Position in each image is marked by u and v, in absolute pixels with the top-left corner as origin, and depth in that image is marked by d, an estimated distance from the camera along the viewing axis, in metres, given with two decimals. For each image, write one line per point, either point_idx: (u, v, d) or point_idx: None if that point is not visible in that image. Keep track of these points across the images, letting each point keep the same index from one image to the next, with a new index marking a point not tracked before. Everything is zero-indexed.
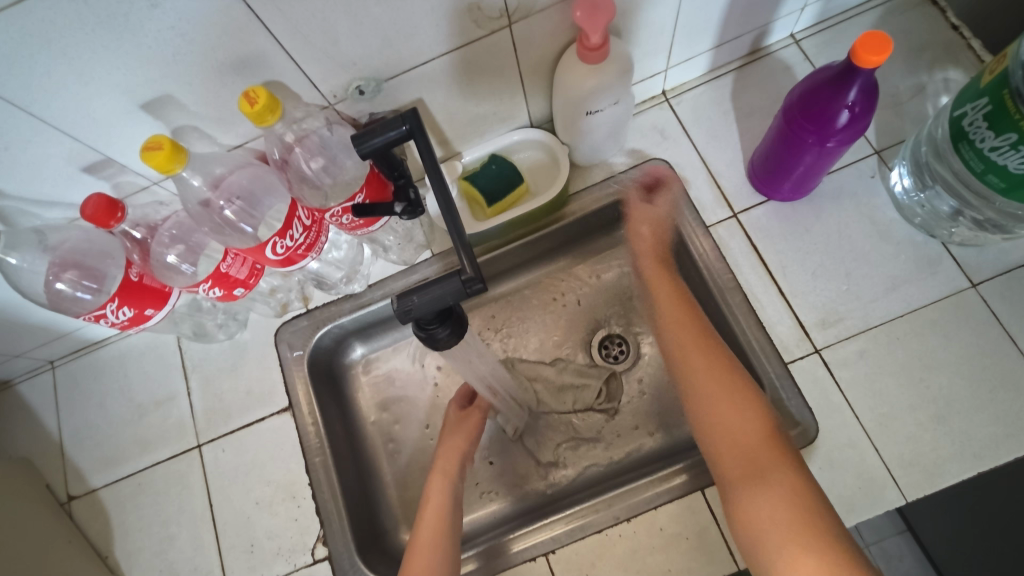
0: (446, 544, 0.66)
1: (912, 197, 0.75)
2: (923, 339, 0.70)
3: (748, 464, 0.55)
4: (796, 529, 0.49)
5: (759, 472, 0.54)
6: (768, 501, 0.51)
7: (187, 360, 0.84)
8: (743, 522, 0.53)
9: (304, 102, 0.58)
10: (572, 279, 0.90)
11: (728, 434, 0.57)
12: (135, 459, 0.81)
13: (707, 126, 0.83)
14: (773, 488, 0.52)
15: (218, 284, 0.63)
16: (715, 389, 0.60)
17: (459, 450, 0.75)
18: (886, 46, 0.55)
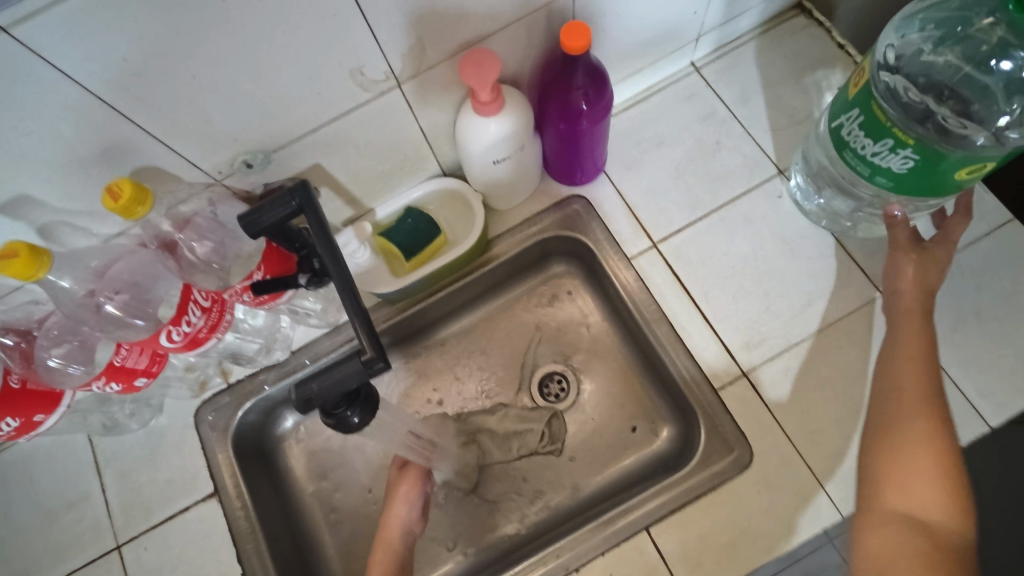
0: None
1: (811, 199, 0.79)
2: (842, 352, 0.72)
3: (914, 512, 0.49)
4: None
5: (925, 520, 0.48)
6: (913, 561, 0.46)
7: (100, 455, 0.78)
8: (881, 555, 0.48)
9: (187, 183, 0.55)
10: (506, 322, 0.88)
11: (900, 468, 0.51)
12: (46, 571, 0.74)
13: (622, 158, 0.84)
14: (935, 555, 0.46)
15: (114, 377, 0.59)
16: (912, 431, 0.53)
17: (400, 520, 0.71)
18: (584, 31, 0.58)
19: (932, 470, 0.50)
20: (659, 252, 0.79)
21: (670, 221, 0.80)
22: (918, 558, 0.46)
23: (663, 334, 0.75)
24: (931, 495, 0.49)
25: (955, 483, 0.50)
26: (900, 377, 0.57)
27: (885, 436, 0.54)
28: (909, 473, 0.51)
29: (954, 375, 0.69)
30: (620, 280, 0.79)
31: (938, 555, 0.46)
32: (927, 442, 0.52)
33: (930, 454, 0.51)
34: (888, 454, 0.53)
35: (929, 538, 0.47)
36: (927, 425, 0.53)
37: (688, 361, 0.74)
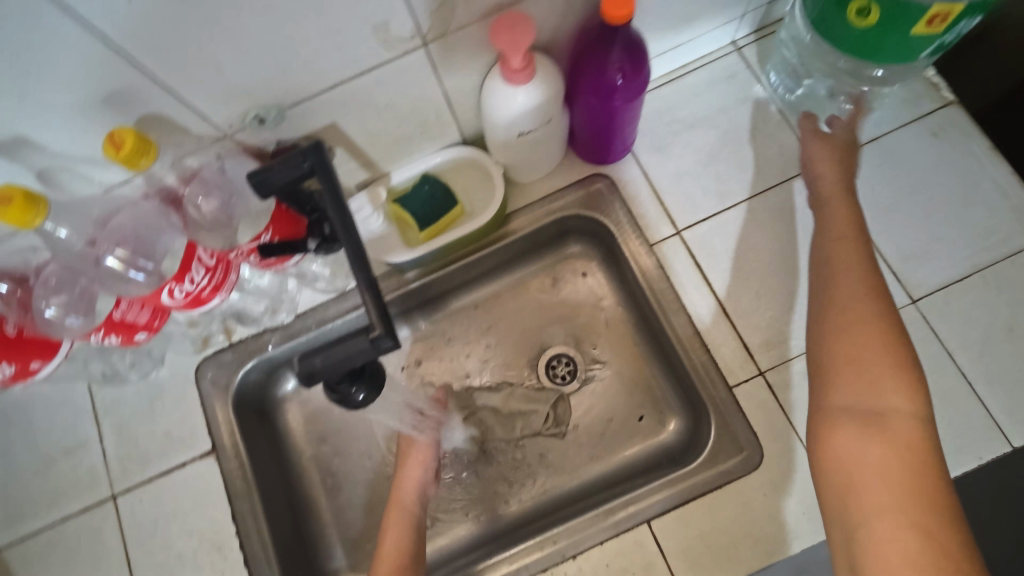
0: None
1: (791, 92, 0.80)
2: None
3: (866, 403, 0.50)
4: (899, 487, 0.45)
5: (878, 410, 0.49)
6: (870, 456, 0.47)
7: (98, 404, 0.77)
8: (846, 460, 0.48)
9: (195, 135, 0.52)
10: (521, 300, 0.86)
11: (845, 359, 0.52)
12: (43, 514, 0.74)
13: (651, 138, 0.80)
14: (889, 444, 0.47)
15: (114, 331, 0.57)
16: (849, 321, 0.54)
17: (413, 482, 0.71)
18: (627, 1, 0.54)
19: (875, 354, 0.51)
20: (683, 241, 0.76)
21: (696, 207, 0.77)
22: (880, 455, 0.47)
23: (680, 325, 0.73)
24: (881, 386, 0.50)
25: (902, 361, 0.50)
26: (836, 273, 0.58)
27: (827, 329, 0.55)
28: (856, 361, 0.52)
29: (978, 391, 0.66)
30: (640, 266, 0.76)
31: (897, 444, 0.47)
32: (870, 334, 0.52)
33: (874, 346, 0.52)
34: (837, 355, 0.53)
35: (886, 430, 0.48)
36: (866, 315, 0.54)
37: (703, 355, 0.71)
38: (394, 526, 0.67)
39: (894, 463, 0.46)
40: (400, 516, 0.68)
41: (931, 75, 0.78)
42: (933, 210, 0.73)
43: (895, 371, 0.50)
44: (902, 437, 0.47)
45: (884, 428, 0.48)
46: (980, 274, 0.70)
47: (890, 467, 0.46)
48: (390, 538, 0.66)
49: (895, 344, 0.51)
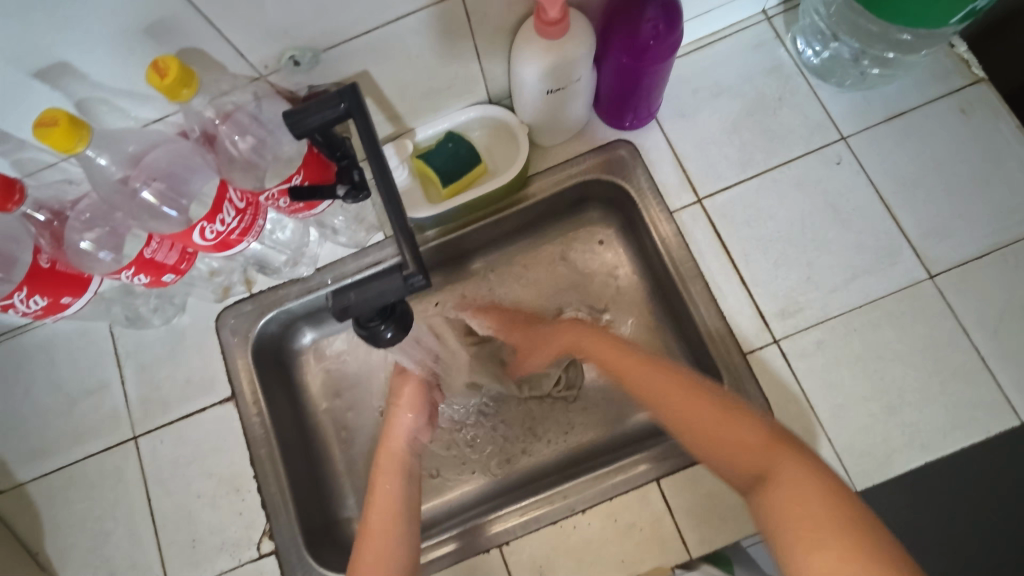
0: (405, 539, 0.63)
1: (820, 56, 0.79)
2: (879, 331, 0.69)
3: (757, 466, 0.52)
4: (815, 517, 0.45)
5: (769, 468, 0.51)
6: (782, 499, 0.47)
7: (120, 347, 0.79)
8: (768, 521, 0.48)
9: (231, 74, 0.53)
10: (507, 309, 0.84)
11: (720, 434, 0.55)
12: (66, 451, 0.76)
13: (676, 106, 0.80)
14: (789, 483, 0.48)
15: (142, 270, 0.58)
16: (676, 400, 0.60)
17: (404, 427, 0.73)
18: None
19: (718, 422, 0.56)
20: (703, 209, 0.76)
21: (718, 176, 0.77)
22: (786, 502, 0.47)
23: (697, 292, 0.74)
24: (753, 448, 0.53)
25: (733, 415, 0.56)
26: (632, 366, 0.66)
27: (677, 412, 0.59)
28: (715, 432, 0.55)
29: (990, 367, 0.67)
30: (659, 232, 0.76)
31: (796, 490, 0.48)
32: (703, 412, 0.57)
33: (722, 419, 0.56)
34: (705, 438, 0.56)
35: (779, 481, 0.49)
36: (676, 388, 0.61)
37: (719, 322, 0.72)
38: (386, 474, 0.69)
39: (802, 503, 0.47)
40: (392, 461, 0.70)
41: (962, 51, 0.77)
42: (954, 187, 0.73)
43: (733, 428, 0.55)
44: (791, 478, 0.49)
45: (777, 478, 0.49)
46: (1000, 252, 0.70)
47: (799, 508, 0.46)
48: (383, 488, 0.67)
49: (740, 412, 0.56)
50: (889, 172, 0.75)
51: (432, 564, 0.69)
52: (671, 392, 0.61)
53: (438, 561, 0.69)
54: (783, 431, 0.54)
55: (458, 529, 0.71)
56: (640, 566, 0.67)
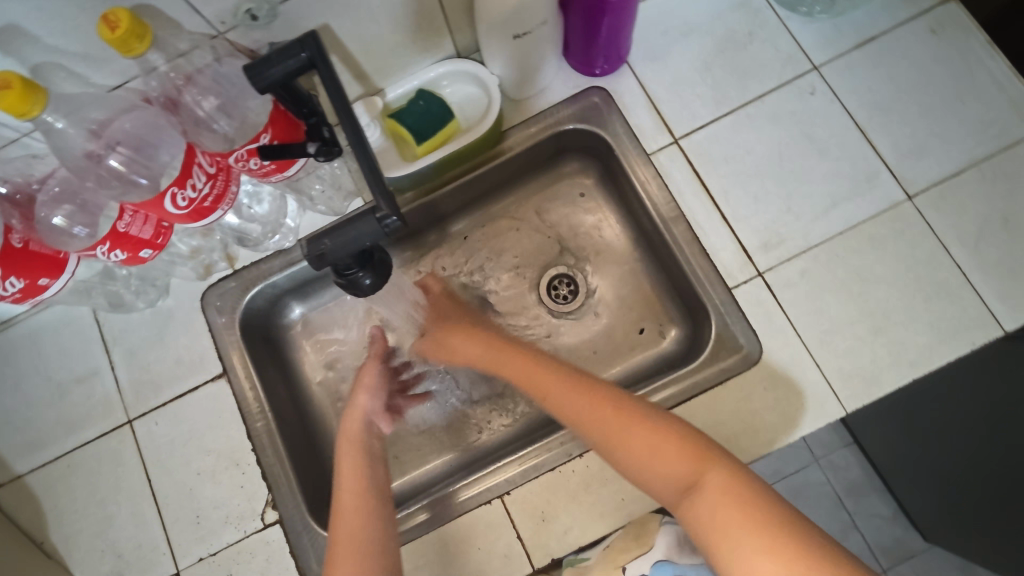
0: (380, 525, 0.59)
1: None
2: (862, 255, 0.70)
3: (683, 477, 0.52)
4: (746, 519, 0.47)
5: (694, 479, 0.51)
6: (711, 510, 0.49)
7: (107, 333, 0.78)
8: (703, 538, 0.49)
9: (187, 31, 0.52)
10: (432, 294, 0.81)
11: (640, 450, 0.55)
12: (61, 440, 0.76)
13: (646, 48, 0.79)
14: (714, 493, 0.49)
15: (118, 245, 0.57)
16: (597, 415, 0.59)
17: (362, 411, 0.71)
18: None
19: (638, 436, 0.56)
20: (680, 148, 0.76)
21: (693, 116, 0.77)
22: (716, 515, 0.48)
23: (679, 233, 0.74)
24: (677, 462, 0.53)
25: (650, 425, 0.56)
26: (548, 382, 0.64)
27: (601, 429, 0.58)
28: (639, 445, 0.55)
29: (973, 281, 0.68)
30: (639, 177, 0.76)
31: (723, 498, 0.49)
32: (627, 429, 0.57)
33: (645, 435, 0.56)
34: (633, 461, 0.55)
35: (705, 494, 0.50)
36: (594, 402, 0.60)
37: (702, 259, 0.72)
38: (351, 462, 0.65)
39: (729, 512, 0.48)
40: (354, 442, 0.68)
41: None
42: (926, 107, 0.73)
43: (653, 439, 0.55)
44: (717, 488, 0.50)
45: (703, 490, 0.50)
46: (977, 167, 0.70)
47: (727, 517, 0.48)
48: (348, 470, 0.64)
49: (654, 422, 0.56)
50: (863, 98, 0.74)
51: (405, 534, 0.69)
52: (593, 404, 0.60)
53: (406, 534, 0.69)
54: (694, 430, 0.55)
55: (429, 498, 0.71)
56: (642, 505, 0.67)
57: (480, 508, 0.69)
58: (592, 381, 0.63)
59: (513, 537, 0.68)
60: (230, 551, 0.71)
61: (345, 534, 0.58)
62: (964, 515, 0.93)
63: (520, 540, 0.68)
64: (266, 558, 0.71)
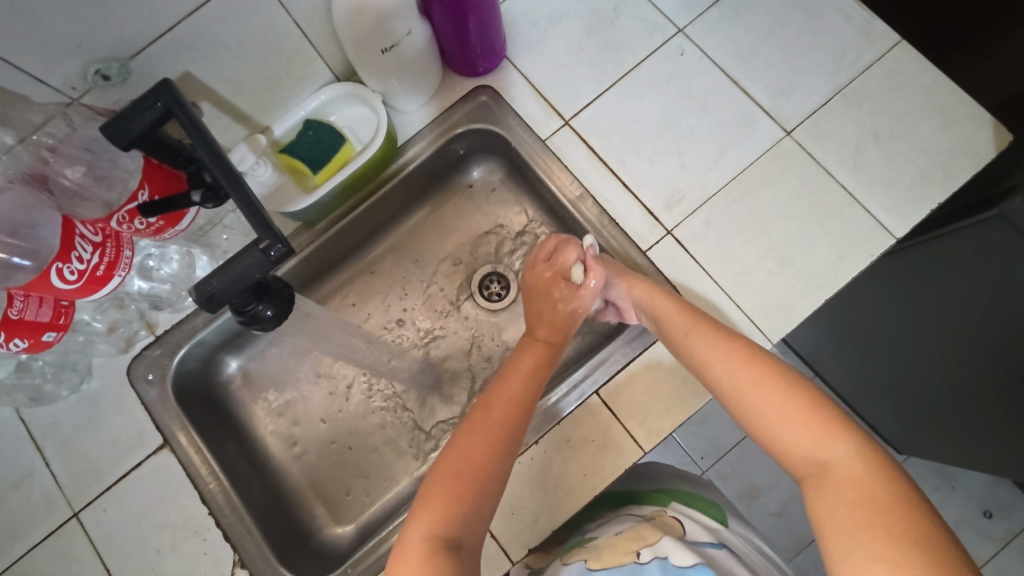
0: (519, 421, 0.62)
1: None
2: (757, 195, 0.73)
3: (820, 459, 0.52)
4: (878, 523, 0.46)
5: (831, 468, 0.51)
6: (838, 503, 0.49)
7: (35, 430, 0.75)
8: (817, 517, 0.50)
9: (39, 104, 0.55)
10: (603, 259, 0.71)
11: (790, 426, 0.54)
12: (6, 551, 0.72)
13: (522, 41, 0.81)
14: (846, 486, 0.49)
15: (17, 334, 0.56)
16: (752, 378, 0.57)
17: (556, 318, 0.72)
18: None
19: (793, 411, 0.55)
20: (573, 129, 0.78)
21: (577, 96, 0.79)
22: (835, 505, 0.49)
23: (587, 209, 0.76)
24: (815, 445, 0.53)
25: (809, 404, 0.54)
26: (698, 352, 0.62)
27: (755, 396, 0.57)
28: (787, 419, 0.55)
29: (860, 199, 0.72)
30: (541, 164, 0.78)
31: (847, 493, 0.49)
32: (770, 395, 0.56)
33: (798, 414, 0.54)
34: (766, 425, 0.56)
35: (831, 484, 0.50)
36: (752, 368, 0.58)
37: (613, 228, 0.75)
38: (535, 351, 0.70)
39: (851, 507, 0.48)
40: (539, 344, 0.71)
41: None
42: (785, 47, 0.78)
43: (809, 419, 0.54)
44: (849, 482, 0.49)
45: (835, 480, 0.50)
46: (841, 94, 0.75)
47: (854, 514, 0.48)
48: (523, 359, 0.69)
49: (809, 404, 0.54)
50: (728, 50, 0.79)
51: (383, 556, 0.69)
52: (758, 371, 0.58)
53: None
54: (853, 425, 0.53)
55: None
56: (602, 476, 0.68)
57: None
58: (758, 349, 0.60)
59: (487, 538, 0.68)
60: None
61: (499, 409, 0.62)
62: (922, 417, 0.97)
63: (495, 538, 0.68)
64: None
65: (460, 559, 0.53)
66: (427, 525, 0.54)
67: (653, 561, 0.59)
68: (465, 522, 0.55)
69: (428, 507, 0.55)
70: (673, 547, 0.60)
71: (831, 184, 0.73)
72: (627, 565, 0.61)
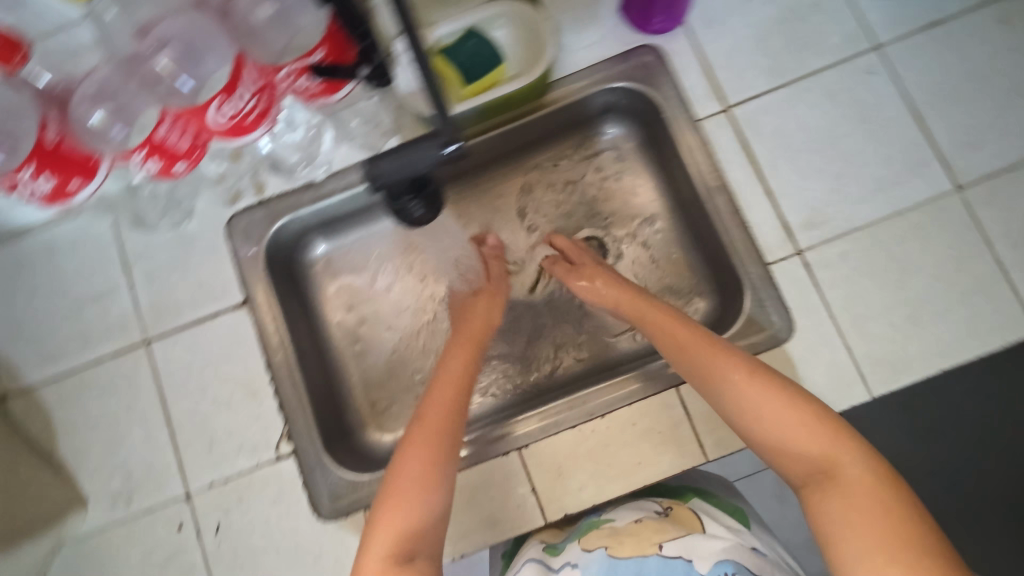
0: (455, 417, 0.61)
1: None
2: (904, 243, 0.69)
3: (816, 463, 0.49)
4: (881, 530, 0.44)
5: (828, 473, 0.48)
6: (843, 511, 0.46)
7: (127, 251, 0.76)
8: (820, 528, 0.47)
9: None
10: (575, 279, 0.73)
11: (781, 431, 0.51)
12: (76, 355, 0.75)
13: (706, 10, 0.76)
14: (847, 493, 0.46)
15: (154, 154, 0.59)
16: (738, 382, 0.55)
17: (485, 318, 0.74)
18: None
19: (781, 411, 0.51)
20: (731, 117, 0.74)
21: (747, 84, 0.74)
22: (840, 513, 0.46)
23: (721, 204, 0.72)
24: (809, 447, 0.49)
25: (798, 403, 0.52)
26: (688, 355, 0.60)
27: (744, 401, 0.54)
28: (777, 422, 0.51)
29: (1012, 280, 0.67)
30: (685, 142, 0.74)
31: (851, 503, 0.46)
32: (764, 397, 0.53)
33: (790, 414, 0.51)
34: (763, 432, 0.52)
35: (835, 490, 0.47)
36: (739, 369, 0.55)
37: (742, 231, 0.71)
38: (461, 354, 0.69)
39: (863, 517, 0.45)
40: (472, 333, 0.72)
41: None
42: (986, 98, 0.71)
43: (800, 421, 0.51)
44: (850, 487, 0.47)
45: (836, 485, 0.47)
46: None
47: (858, 522, 0.45)
48: (451, 362, 0.67)
49: (799, 402, 0.52)
50: (922, 82, 0.72)
51: None
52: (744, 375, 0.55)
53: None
54: (847, 427, 0.50)
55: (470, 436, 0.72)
56: (658, 468, 0.68)
57: (485, 463, 0.70)
58: (742, 353, 0.58)
59: (528, 490, 0.69)
60: (241, 479, 0.71)
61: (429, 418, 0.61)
62: None
63: (535, 493, 0.69)
64: (278, 490, 0.71)
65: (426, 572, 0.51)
66: (385, 542, 0.52)
67: (681, 558, 0.58)
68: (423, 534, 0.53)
69: (386, 517, 0.54)
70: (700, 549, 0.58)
71: (986, 255, 0.68)
72: (650, 558, 0.59)
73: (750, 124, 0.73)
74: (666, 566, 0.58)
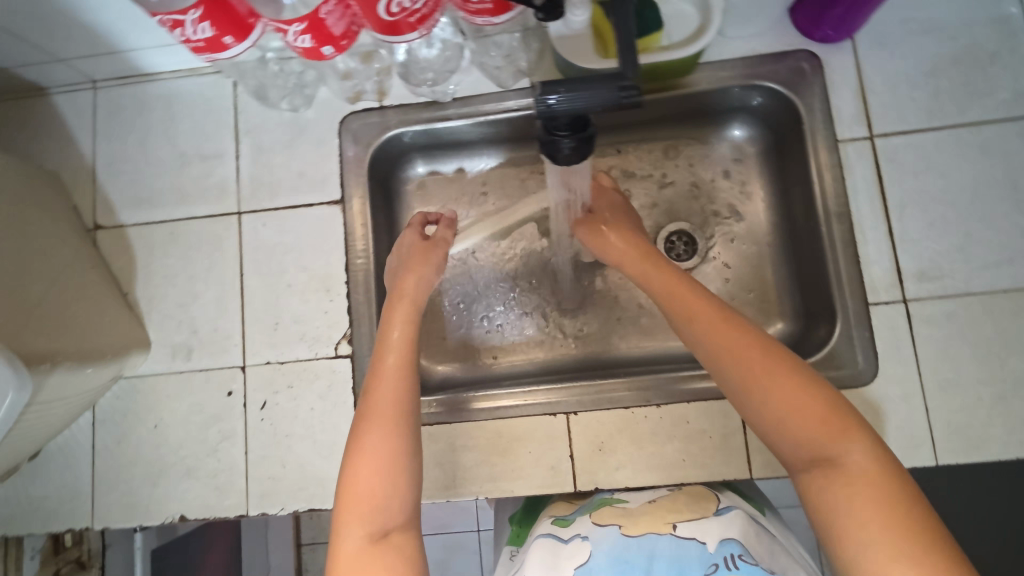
0: (409, 388, 0.54)
1: None
2: (1017, 321, 0.66)
3: (820, 449, 0.45)
4: (888, 519, 0.41)
5: (833, 461, 0.44)
6: (847, 500, 0.43)
7: (241, 122, 0.77)
8: (820, 514, 0.44)
9: None
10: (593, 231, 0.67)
11: (783, 413, 0.47)
12: (170, 207, 0.77)
13: (879, 31, 0.72)
14: (852, 481, 0.43)
15: (311, 31, 0.59)
16: (742, 361, 0.49)
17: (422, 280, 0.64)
18: None
19: (785, 390, 0.47)
20: (873, 146, 0.71)
21: (899, 118, 0.71)
22: (845, 501, 0.43)
23: (837, 231, 0.70)
24: (814, 429, 0.46)
25: (801, 380, 0.47)
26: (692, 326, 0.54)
27: (749, 381, 0.48)
28: (783, 401, 0.47)
29: None
30: (817, 160, 0.71)
31: (857, 490, 0.43)
32: (772, 377, 0.48)
33: (796, 393, 0.47)
34: (766, 413, 0.48)
35: (839, 476, 0.44)
36: (744, 344, 0.50)
37: (852, 265, 0.69)
38: (399, 312, 0.61)
39: (867, 510, 0.41)
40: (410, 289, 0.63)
41: None
42: None
43: (804, 402, 0.46)
44: (856, 474, 0.43)
45: (840, 471, 0.44)
46: None
47: (863, 510, 0.42)
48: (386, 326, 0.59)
49: (805, 382, 0.47)
50: None
51: (469, 414, 0.71)
52: (749, 350, 0.50)
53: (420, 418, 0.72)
54: (852, 411, 0.46)
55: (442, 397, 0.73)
56: (699, 469, 0.68)
57: (466, 424, 0.71)
58: (748, 325, 0.52)
59: (566, 454, 0.70)
60: (296, 366, 0.73)
61: (381, 389, 0.53)
62: None
63: (573, 460, 0.69)
64: (328, 385, 0.72)
65: (404, 546, 0.47)
66: (355, 527, 0.47)
67: (695, 540, 0.51)
68: (396, 500, 0.48)
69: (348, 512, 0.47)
70: (714, 533, 0.52)
71: None
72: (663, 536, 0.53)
73: (890, 158, 0.70)
74: (679, 548, 0.51)
